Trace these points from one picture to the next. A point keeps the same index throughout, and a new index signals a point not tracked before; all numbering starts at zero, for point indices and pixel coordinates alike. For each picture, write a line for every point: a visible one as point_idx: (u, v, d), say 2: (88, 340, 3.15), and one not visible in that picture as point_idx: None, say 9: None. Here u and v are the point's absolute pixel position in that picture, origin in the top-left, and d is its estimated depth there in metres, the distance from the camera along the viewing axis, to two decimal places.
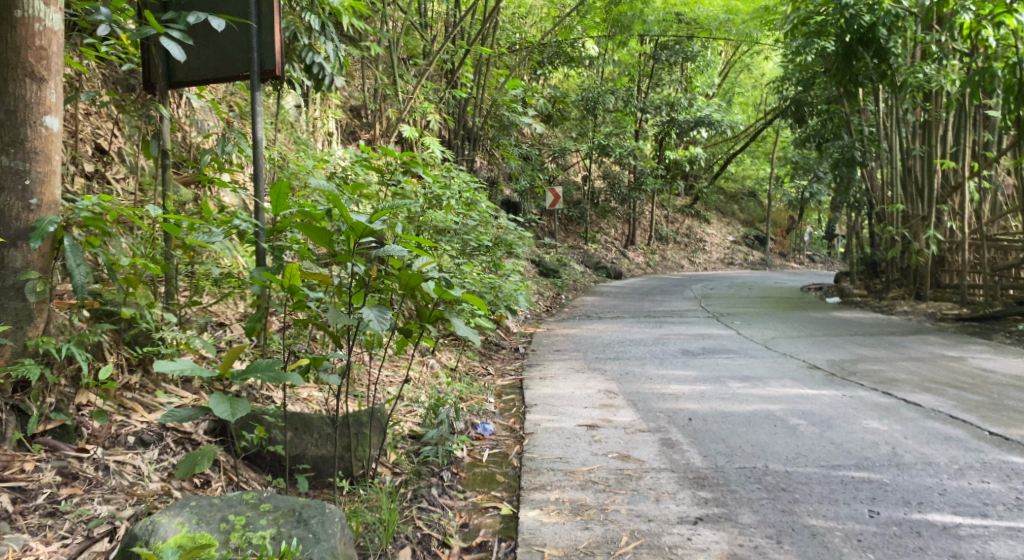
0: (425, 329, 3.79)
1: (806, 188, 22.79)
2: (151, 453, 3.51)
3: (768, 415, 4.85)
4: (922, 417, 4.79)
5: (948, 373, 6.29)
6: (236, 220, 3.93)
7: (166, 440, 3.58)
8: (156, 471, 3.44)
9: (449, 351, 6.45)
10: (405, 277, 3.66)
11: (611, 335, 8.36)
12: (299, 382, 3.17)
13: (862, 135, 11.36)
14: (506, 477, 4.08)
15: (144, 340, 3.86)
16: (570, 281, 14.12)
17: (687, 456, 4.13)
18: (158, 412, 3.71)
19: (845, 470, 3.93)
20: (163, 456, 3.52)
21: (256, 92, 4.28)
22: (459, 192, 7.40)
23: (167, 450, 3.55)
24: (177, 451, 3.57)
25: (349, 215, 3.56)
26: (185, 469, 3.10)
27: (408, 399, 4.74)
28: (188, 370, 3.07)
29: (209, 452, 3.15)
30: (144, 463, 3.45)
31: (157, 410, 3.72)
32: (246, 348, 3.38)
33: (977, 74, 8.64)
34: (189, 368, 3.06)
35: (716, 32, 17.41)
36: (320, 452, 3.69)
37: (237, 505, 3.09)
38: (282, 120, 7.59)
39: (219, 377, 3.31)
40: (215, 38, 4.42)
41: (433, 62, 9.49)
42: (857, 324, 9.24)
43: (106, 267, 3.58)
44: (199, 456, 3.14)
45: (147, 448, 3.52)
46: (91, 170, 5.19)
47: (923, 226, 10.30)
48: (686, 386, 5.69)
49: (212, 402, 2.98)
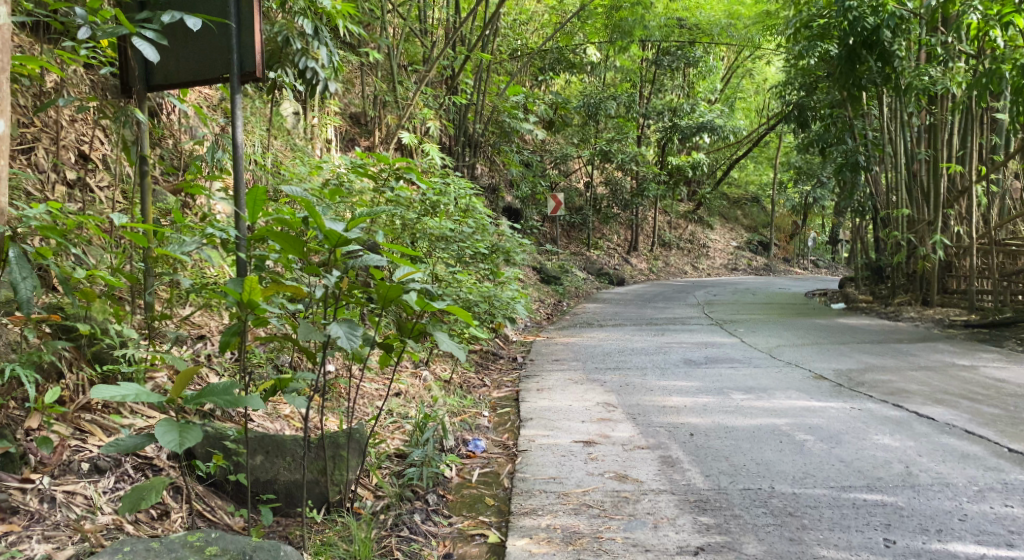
0: (406, 344, 3.56)
1: (810, 193, 22.64)
2: (105, 482, 3.29)
3: (774, 430, 4.63)
4: (936, 432, 4.57)
5: (961, 384, 6.06)
6: (209, 229, 3.71)
7: (124, 467, 3.37)
8: (108, 501, 3.23)
9: (443, 362, 6.24)
10: (384, 289, 3.44)
11: (611, 344, 8.13)
12: (260, 406, 2.92)
13: (867, 139, 11.12)
14: (496, 500, 3.85)
15: (106, 356, 3.70)
16: (571, 288, 13.92)
17: (688, 476, 3.91)
18: (117, 435, 3.51)
19: (858, 492, 3.70)
20: (119, 485, 3.31)
21: (235, 96, 4.03)
22: (456, 197, 7.18)
23: (124, 479, 3.34)
24: (135, 479, 3.36)
25: (323, 223, 3.37)
26: (129, 504, 2.81)
27: (397, 415, 4.56)
28: (131, 396, 2.79)
29: (157, 484, 2.86)
30: (95, 493, 3.23)
31: (116, 433, 3.52)
32: (204, 367, 3.12)
33: (985, 76, 8.47)
34: (132, 394, 2.79)
35: (718, 37, 16.96)
36: (291, 478, 3.48)
37: (179, 549, 2.88)
38: (277, 127, 7.41)
39: (174, 401, 3.05)
40: (194, 38, 4.17)
41: (433, 68, 9.26)
42: (863, 331, 9.01)
43: (59, 279, 3.41)
44: (146, 489, 2.84)
45: (102, 475, 3.31)
46: (73, 178, 5.01)
47: (929, 230, 10.08)
48: (688, 398, 5.48)
49: (158, 432, 2.74)
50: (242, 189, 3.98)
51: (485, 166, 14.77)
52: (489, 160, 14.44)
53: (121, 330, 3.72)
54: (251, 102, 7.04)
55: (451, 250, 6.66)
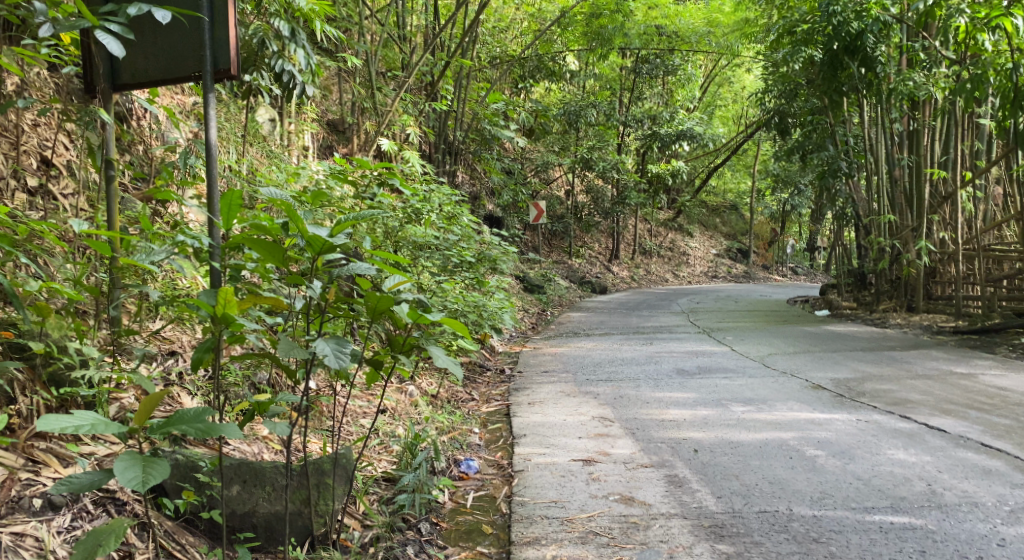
0: (398, 360, 3.27)
1: (788, 201, 22.55)
2: (60, 520, 3.00)
3: (782, 445, 4.40)
4: (952, 445, 4.36)
5: (965, 393, 5.86)
6: (181, 238, 3.46)
7: (82, 503, 3.08)
8: (62, 544, 2.94)
9: (429, 376, 5.96)
10: (373, 300, 3.16)
11: (600, 354, 7.87)
12: (234, 435, 2.63)
13: (848, 146, 11.02)
14: (494, 528, 3.58)
15: (63, 378, 3.41)
16: (554, 297, 13.70)
17: (699, 498, 3.67)
18: (73, 466, 3.21)
19: (883, 514, 3.48)
20: (76, 523, 3.01)
21: (208, 94, 3.74)
22: (439, 204, 6.91)
23: (81, 516, 3.04)
24: (94, 516, 3.06)
25: (305, 228, 3.12)
26: (83, 552, 2.51)
27: (384, 435, 4.30)
28: (85, 427, 2.50)
29: (116, 527, 2.57)
30: (47, 534, 2.93)
31: (73, 464, 3.22)
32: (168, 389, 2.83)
33: (970, 81, 8.20)
34: (86, 425, 2.50)
35: (697, 45, 16.75)
36: (272, 510, 3.21)
37: None
38: (253, 133, 7.10)
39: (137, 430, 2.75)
40: (163, 32, 3.88)
41: (413, 74, 8.94)
42: (853, 338, 8.82)
43: (9, 293, 3.16)
44: (104, 533, 2.54)
45: (56, 513, 3.01)
46: (34, 185, 4.71)
47: (913, 236, 9.89)
48: (686, 410, 5.22)
49: (119, 468, 2.45)
50: (217, 194, 3.71)
51: (465, 174, 14.58)
52: (469, 167, 14.20)
53: (79, 349, 3.45)
54: (225, 108, 6.73)
55: (436, 259, 6.40)
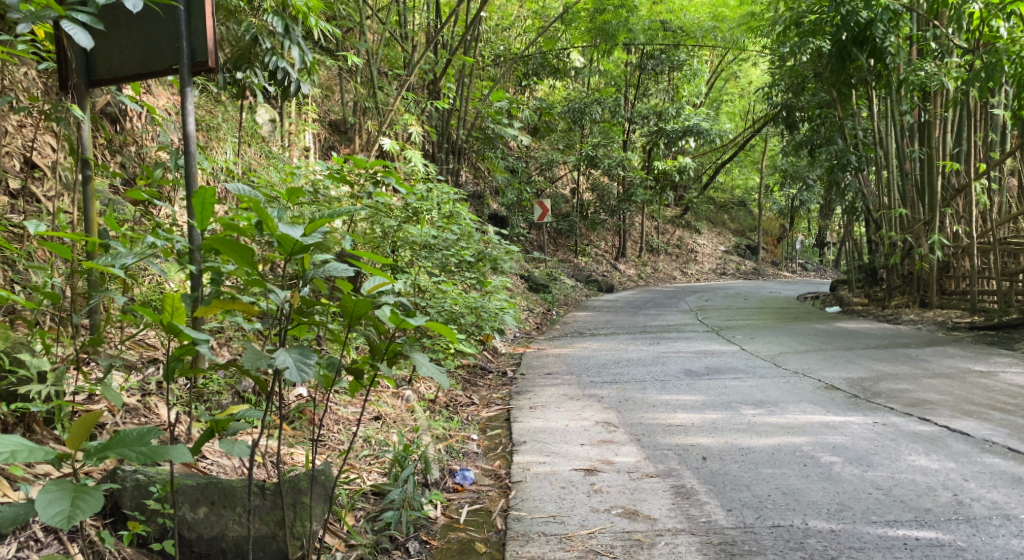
0: (378, 368, 3.04)
1: (797, 197, 22.25)
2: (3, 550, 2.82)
3: (794, 451, 4.16)
4: (977, 450, 4.11)
5: (985, 392, 5.60)
6: (149, 238, 3.27)
7: (30, 531, 2.90)
8: None
9: (427, 381, 5.74)
10: (349, 304, 2.93)
11: (605, 355, 7.64)
12: (180, 458, 2.50)
13: (857, 139, 10.66)
14: (488, 546, 3.37)
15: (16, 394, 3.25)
16: (560, 296, 13.46)
17: (708, 511, 3.45)
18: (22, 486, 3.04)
19: (906, 529, 3.25)
20: (22, 553, 2.84)
21: (184, 88, 3.54)
22: (438, 202, 6.62)
23: (28, 546, 2.86)
24: (40, 546, 2.88)
25: (276, 227, 2.91)
26: None
27: (375, 445, 4.09)
28: (5, 455, 2.38)
29: None
30: None
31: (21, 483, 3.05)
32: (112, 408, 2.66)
33: (984, 70, 7.88)
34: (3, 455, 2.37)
35: (703, 40, 16.42)
36: (241, 532, 3.05)
37: None
38: (249, 133, 6.87)
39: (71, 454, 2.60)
40: (137, 23, 3.67)
41: (414, 72, 8.65)
42: (864, 336, 8.56)
43: None
44: None
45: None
46: (16, 187, 4.54)
47: (926, 230, 9.61)
48: (694, 413, 5.00)
49: (41, 504, 2.39)
50: (195, 190, 3.53)
51: (469, 173, 14.35)
52: (473, 165, 13.93)
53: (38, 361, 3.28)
54: (220, 106, 6.53)
55: (436, 260, 6.17)
